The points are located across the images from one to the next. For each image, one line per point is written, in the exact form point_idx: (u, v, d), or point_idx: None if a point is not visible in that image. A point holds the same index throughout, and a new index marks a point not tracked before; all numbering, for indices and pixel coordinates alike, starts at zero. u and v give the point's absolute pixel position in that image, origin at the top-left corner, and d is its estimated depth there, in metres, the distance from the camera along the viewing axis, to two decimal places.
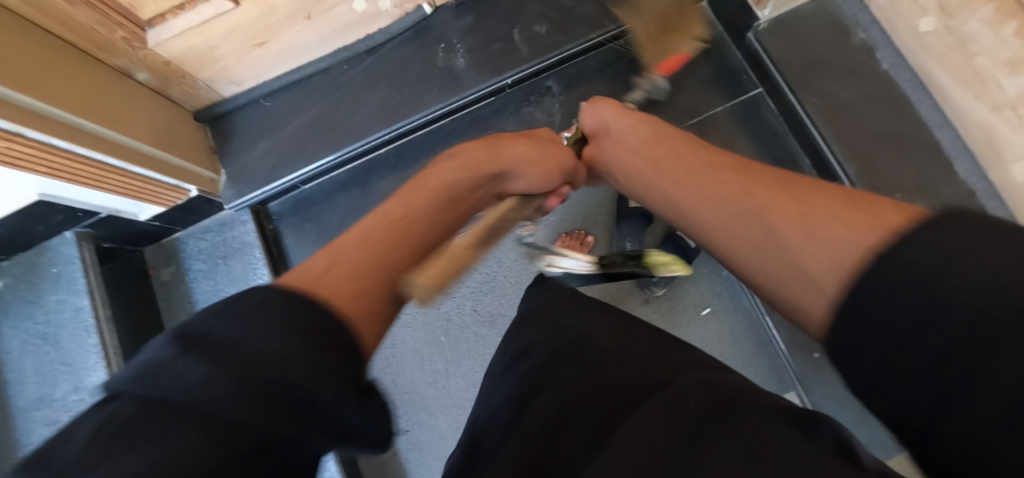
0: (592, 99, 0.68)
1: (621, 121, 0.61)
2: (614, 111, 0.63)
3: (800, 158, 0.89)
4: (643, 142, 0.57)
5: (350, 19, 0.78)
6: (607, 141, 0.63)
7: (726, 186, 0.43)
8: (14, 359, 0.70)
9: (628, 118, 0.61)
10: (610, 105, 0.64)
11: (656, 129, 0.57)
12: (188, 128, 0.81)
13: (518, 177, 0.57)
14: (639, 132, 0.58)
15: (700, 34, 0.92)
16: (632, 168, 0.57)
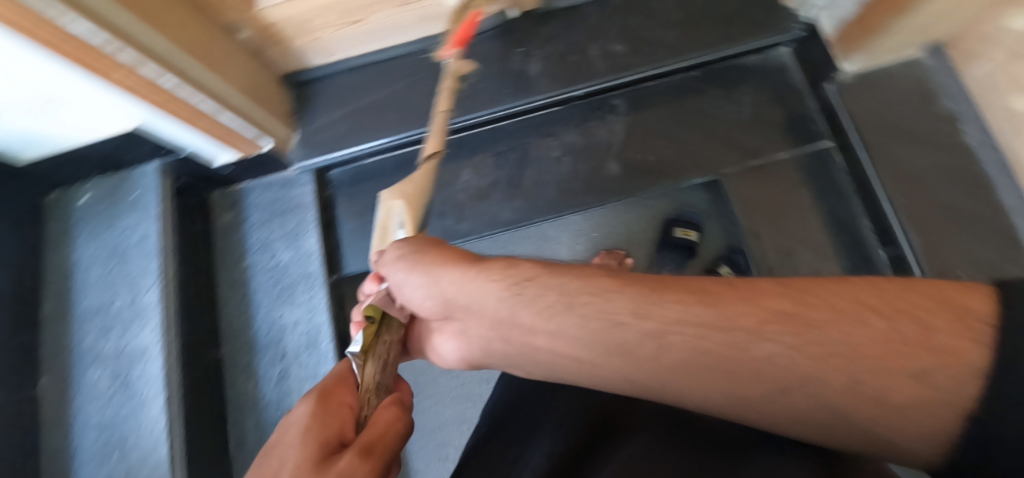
0: (414, 249, 0.48)
1: (461, 287, 0.42)
2: (452, 277, 0.42)
3: (859, 219, 0.87)
4: (530, 311, 0.38)
5: (441, 11, 0.83)
6: (469, 326, 0.42)
7: (700, 383, 0.31)
8: (85, 269, 0.76)
9: (445, 277, 0.43)
10: (444, 261, 0.44)
11: (496, 269, 0.41)
12: (273, 88, 0.87)
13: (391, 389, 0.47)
14: (486, 293, 0.40)
15: (776, 79, 0.92)
16: (503, 351, 0.41)
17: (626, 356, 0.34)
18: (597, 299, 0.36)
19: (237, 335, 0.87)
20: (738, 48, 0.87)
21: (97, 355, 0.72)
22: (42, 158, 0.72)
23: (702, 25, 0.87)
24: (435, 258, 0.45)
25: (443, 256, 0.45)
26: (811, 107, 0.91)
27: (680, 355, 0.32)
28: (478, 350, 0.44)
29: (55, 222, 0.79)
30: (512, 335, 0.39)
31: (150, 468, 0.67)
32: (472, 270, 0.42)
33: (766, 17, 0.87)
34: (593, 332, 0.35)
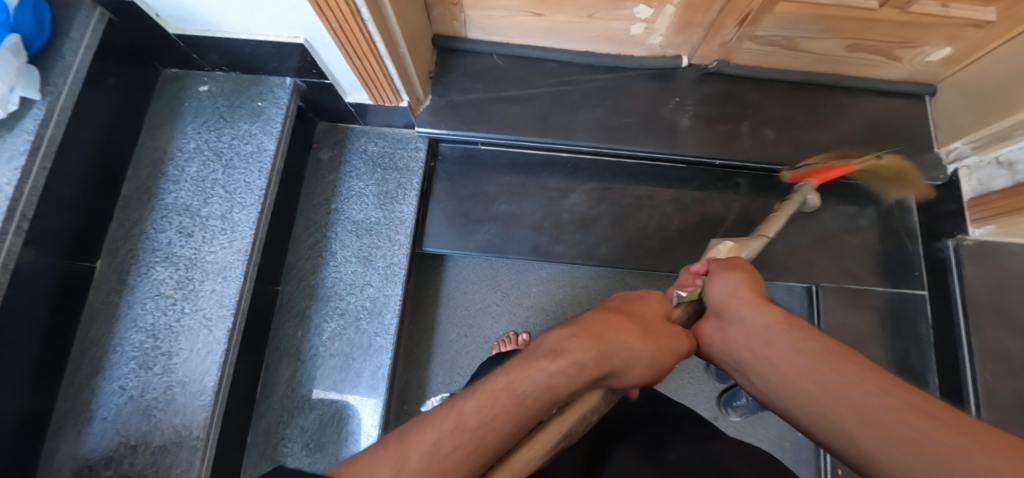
0: (727, 264, 0.47)
1: (741, 304, 0.41)
2: (744, 293, 0.42)
3: (930, 376, 0.88)
4: (776, 341, 0.36)
5: (619, 36, 0.82)
6: (735, 330, 0.40)
7: (830, 376, 0.31)
8: (182, 162, 0.71)
9: (739, 294, 0.42)
10: (743, 283, 0.44)
11: (781, 312, 0.38)
12: (426, 46, 0.83)
13: (627, 375, 0.36)
14: (762, 320, 0.38)
15: (892, 215, 0.94)
16: (744, 361, 0.39)
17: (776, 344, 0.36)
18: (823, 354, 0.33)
19: (301, 276, 0.83)
20: (876, 175, 0.88)
21: (167, 254, 0.67)
22: (187, 34, 0.66)
23: (850, 140, 0.88)
24: (746, 279, 0.44)
25: (757, 285, 0.44)
26: (918, 252, 0.93)
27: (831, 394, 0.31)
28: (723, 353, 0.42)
29: (163, 101, 0.74)
30: (752, 355, 0.38)
31: (191, 394, 0.61)
32: (758, 304, 0.41)
33: (913, 154, 0.88)
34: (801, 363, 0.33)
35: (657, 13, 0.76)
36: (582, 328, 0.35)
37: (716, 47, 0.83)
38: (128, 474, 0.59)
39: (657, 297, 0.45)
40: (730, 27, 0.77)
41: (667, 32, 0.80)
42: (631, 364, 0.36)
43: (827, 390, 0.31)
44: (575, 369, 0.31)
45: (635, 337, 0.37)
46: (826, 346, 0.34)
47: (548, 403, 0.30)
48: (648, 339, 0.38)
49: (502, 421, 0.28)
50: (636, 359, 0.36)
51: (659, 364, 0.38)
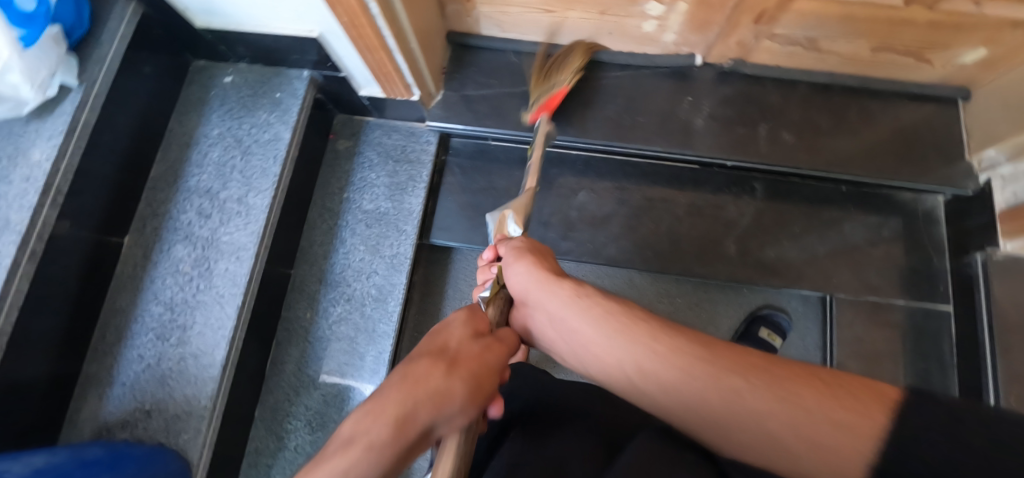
0: (517, 250, 0.56)
1: (546, 292, 0.48)
2: (537, 278, 0.50)
3: (951, 397, 0.84)
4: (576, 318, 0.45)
5: (633, 33, 0.82)
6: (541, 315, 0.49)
7: (654, 361, 0.37)
8: (206, 147, 0.75)
9: (536, 279, 0.50)
10: (532, 266, 0.52)
11: (571, 286, 0.47)
12: (441, 42, 0.85)
13: (445, 417, 0.35)
14: (562, 299, 0.47)
15: (919, 225, 0.89)
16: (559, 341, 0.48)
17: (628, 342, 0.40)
18: (625, 330, 0.40)
19: (313, 261, 0.86)
20: (902, 182, 0.84)
21: (187, 234, 0.71)
22: (213, 27, 0.70)
23: (876, 146, 0.84)
24: (533, 263, 0.52)
25: (545, 263, 0.53)
26: (946, 266, 0.88)
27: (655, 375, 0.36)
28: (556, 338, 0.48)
29: (193, 89, 0.79)
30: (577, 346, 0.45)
31: (201, 366, 0.65)
32: (554, 284, 0.49)
33: (943, 162, 0.84)
34: (614, 343, 0.40)
35: (671, 10, 0.75)
36: (383, 387, 0.33)
37: (733, 46, 0.81)
38: (142, 436, 0.63)
39: (463, 317, 0.44)
40: (746, 25, 0.75)
41: (681, 29, 0.79)
42: (443, 405, 0.34)
43: (651, 374, 0.37)
44: (377, 449, 0.29)
45: (449, 365, 0.37)
46: (647, 329, 0.39)
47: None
48: (464, 364, 0.38)
49: None
50: (448, 396, 0.34)
51: (476, 390, 0.37)
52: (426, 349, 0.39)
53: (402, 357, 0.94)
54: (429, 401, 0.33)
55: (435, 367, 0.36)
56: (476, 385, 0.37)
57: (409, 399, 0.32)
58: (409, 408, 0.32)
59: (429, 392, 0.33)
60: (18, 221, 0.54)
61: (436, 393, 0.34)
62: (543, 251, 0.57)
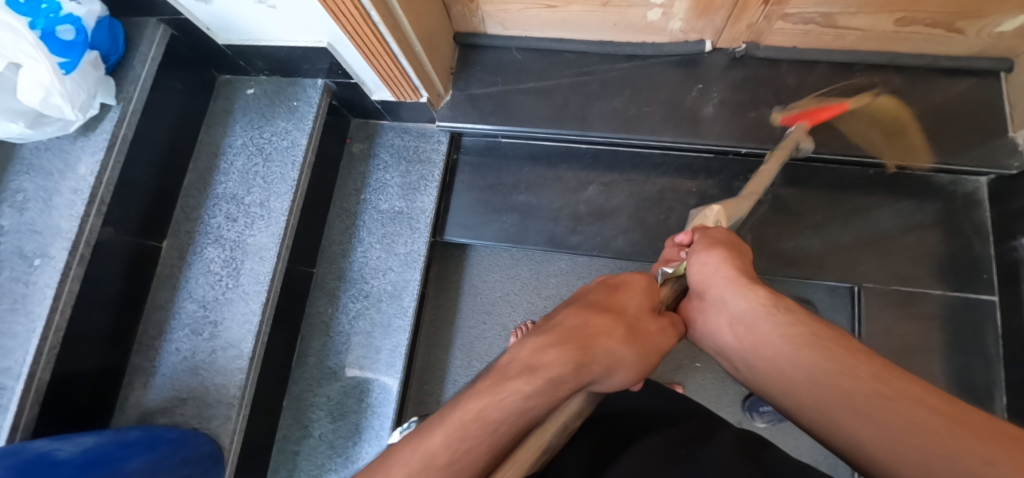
0: (713, 241, 0.49)
1: (728, 292, 0.43)
2: (728, 275, 0.44)
3: (995, 391, 0.78)
4: (762, 326, 0.38)
5: (636, 23, 0.81)
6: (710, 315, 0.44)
7: (822, 371, 0.32)
8: (231, 155, 0.81)
9: (723, 274, 0.44)
10: (727, 261, 0.45)
11: (765, 293, 0.41)
12: (446, 43, 0.87)
13: (609, 378, 0.37)
14: (747, 304, 0.41)
15: (957, 209, 0.83)
16: (727, 345, 0.42)
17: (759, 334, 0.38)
18: (819, 352, 0.33)
19: (333, 259, 0.91)
20: (935, 163, 0.79)
21: (216, 237, 0.77)
22: (233, 44, 0.75)
23: (906, 126, 0.79)
24: (727, 256, 0.45)
25: (745, 263, 0.46)
26: (988, 252, 0.82)
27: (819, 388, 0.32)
28: (719, 342, 0.43)
29: (219, 102, 0.84)
30: (746, 352, 0.39)
31: (230, 358, 0.70)
32: (745, 287, 0.42)
33: (982, 140, 0.78)
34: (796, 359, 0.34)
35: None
36: (564, 334, 0.36)
37: (742, 29, 0.78)
38: (179, 421, 0.69)
39: (641, 278, 0.47)
40: (754, 7, 0.72)
41: (686, 16, 0.77)
42: (615, 365, 0.37)
43: (816, 383, 0.32)
44: (554, 386, 0.32)
45: (623, 337, 0.38)
46: (848, 352, 0.32)
47: (529, 416, 0.31)
48: (637, 340, 0.39)
49: (477, 451, 0.28)
50: (620, 360, 0.37)
51: (642, 362, 0.39)
52: (606, 307, 0.41)
53: (420, 351, 0.97)
54: (592, 364, 0.35)
55: (610, 332, 0.38)
56: (638, 358, 0.39)
57: (584, 356, 0.35)
58: (576, 368, 0.34)
59: (594, 354, 0.36)
60: (69, 228, 0.61)
61: (603, 359, 0.36)
62: (736, 246, 0.49)
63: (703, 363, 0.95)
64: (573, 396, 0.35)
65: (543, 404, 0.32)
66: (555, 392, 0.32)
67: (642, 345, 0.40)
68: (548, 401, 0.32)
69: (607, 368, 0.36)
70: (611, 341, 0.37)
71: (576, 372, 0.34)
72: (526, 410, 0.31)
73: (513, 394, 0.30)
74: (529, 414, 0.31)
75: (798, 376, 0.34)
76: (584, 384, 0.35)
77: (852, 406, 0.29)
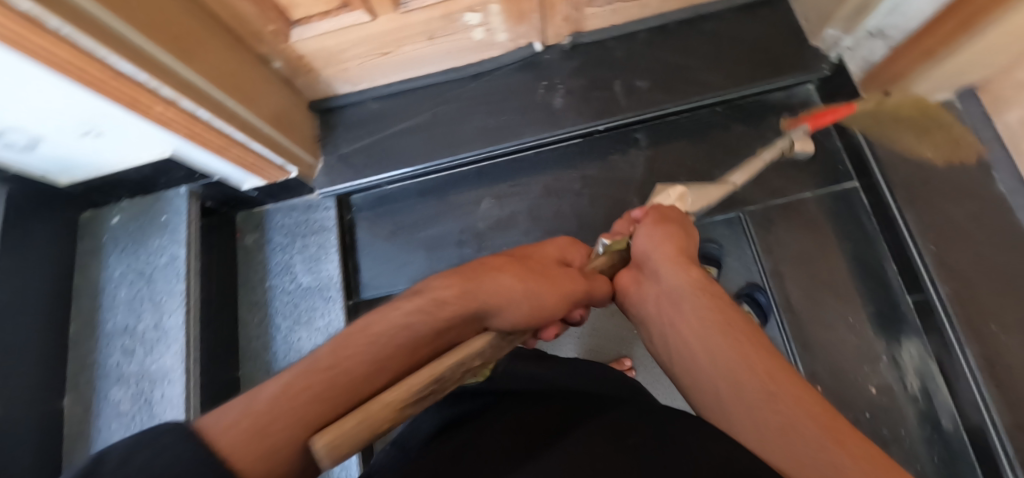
0: (659, 217, 0.55)
1: (662, 263, 0.49)
2: (667, 253, 0.49)
3: (885, 263, 0.87)
4: (684, 300, 0.45)
5: (468, 45, 0.86)
6: (644, 284, 0.51)
7: (738, 358, 0.38)
8: (112, 288, 0.79)
9: (664, 248, 0.50)
10: (671, 239, 0.51)
11: (699, 276, 0.47)
12: (302, 115, 0.89)
13: (502, 314, 0.44)
14: (678, 282, 0.47)
15: (801, 118, 0.92)
16: (650, 308, 0.49)
17: (744, 368, 0.38)
18: (729, 333, 0.41)
19: (255, 356, 0.88)
20: (763, 86, 0.87)
21: (119, 375, 0.74)
22: (79, 180, 0.76)
23: (730, 63, 0.87)
24: (671, 234, 0.51)
25: (685, 242, 0.51)
26: (839, 147, 0.92)
27: (732, 367, 0.38)
28: (641, 301, 0.50)
29: (87, 241, 0.82)
30: (667, 315, 0.46)
31: None
32: (683, 264, 0.48)
33: (793, 54, 0.87)
34: (711, 333, 0.41)
35: (487, 14, 0.79)
36: (458, 276, 0.44)
37: (561, 22, 0.85)
38: None
39: (572, 245, 0.57)
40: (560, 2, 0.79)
41: (506, 26, 0.83)
42: (501, 296, 0.44)
43: (729, 360, 0.39)
44: (432, 306, 0.40)
45: (517, 270, 0.47)
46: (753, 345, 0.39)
47: (411, 340, 0.38)
48: (535, 272, 0.48)
49: (356, 356, 0.35)
50: (506, 291, 0.44)
51: (544, 292, 0.47)
52: (517, 254, 0.51)
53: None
54: (477, 297, 0.43)
55: (505, 266, 0.47)
56: (539, 290, 0.46)
57: (470, 288, 0.43)
58: (462, 299, 0.42)
59: (473, 289, 0.43)
60: None
61: (485, 294, 0.43)
62: (684, 224, 0.55)
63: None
64: (463, 328, 0.42)
65: (426, 332, 0.39)
66: (439, 316, 0.40)
67: (549, 274, 0.49)
68: (430, 324, 0.39)
69: (494, 307, 0.44)
70: (505, 272, 0.46)
71: (461, 301, 0.42)
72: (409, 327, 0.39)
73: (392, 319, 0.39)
74: (417, 334, 0.39)
75: (712, 356, 0.40)
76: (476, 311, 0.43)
77: (749, 388, 0.36)
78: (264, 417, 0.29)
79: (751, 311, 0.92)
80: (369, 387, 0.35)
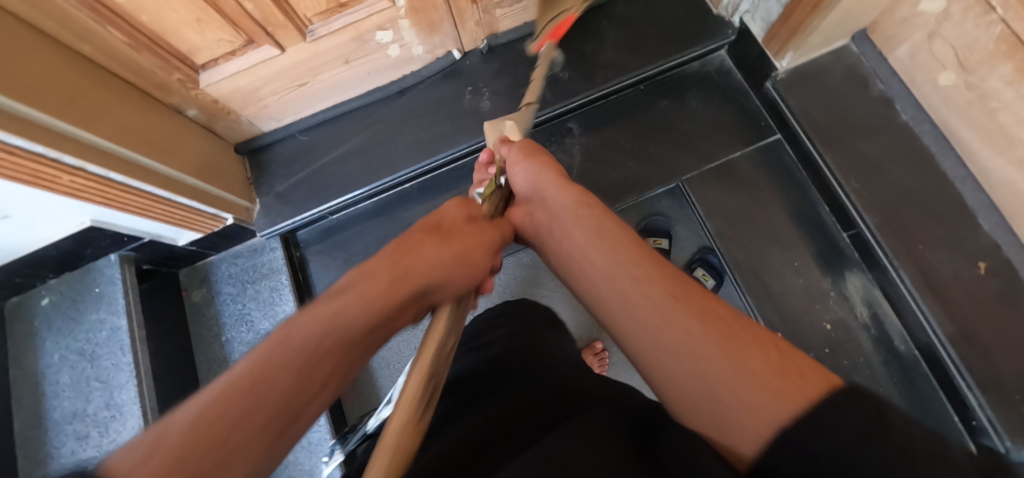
0: (527, 148, 0.59)
1: (552, 193, 0.53)
2: (552, 180, 0.54)
3: (818, 206, 0.93)
4: (580, 226, 0.49)
5: (386, 63, 0.86)
6: (538, 213, 0.55)
7: (636, 269, 0.40)
8: (53, 374, 0.74)
9: (548, 178, 0.55)
10: (548, 168, 0.56)
11: (582, 200, 0.51)
12: (229, 160, 0.87)
13: (446, 289, 0.46)
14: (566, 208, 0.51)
15: (718, 82, 0.96)
16: (551, 239, 0.51)
17: (625, 268, 0.41)
18: (625, 252, 0.43)
19: None
20: (676, 59, 0.91)
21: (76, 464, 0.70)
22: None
23: (643, 42, 0.91)
24: (546, 165, 0.56)
25: (554, 164, 0.57)
26: (755, 103, 0.95)
27: (631, 282, 0.39)
28: (538, 231, 0.54)
29: (16, 330, 0.77)
30: (567, 242, 0.49)
31: None
32: (564, 187, 0.54)
33: (699, 24, 0.92)
34: (609, 251, 0.44)
35: (398, 30, 0.80)
36: (388, 259, 0.43)
37: (474, 27, 0.87)
38: None
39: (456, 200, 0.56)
40: (468, 8, 0.81)
41: (421, 39, 0.84)
42: (437, 273, 0.45)
43: (624, 274, 0.41)
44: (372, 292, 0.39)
45: (444, 245, 0.47)
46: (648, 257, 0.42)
47: (357, 327, 0.36)
48: (459, 242, 0.49)
49: (292, 352, 0.32)
50: (441, 265, 0.45)
51: (472, 262, 0.49)
52: (434, 226, 0.49)
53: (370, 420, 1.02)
54: (416, 273, 0.43)
55: (434, 245, 0.46)
56: (473, 259, 0.49)
57: (408, 265, 0.43)
58: (402, 280, 0.42)
59: (408, 267, 0.43)
60: None
61: (428, 274, 0.44)
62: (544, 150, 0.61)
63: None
64: (410, 307, 0.43)
65: (371, 316, 0.38)
66: (385, 291, 0.40)
67: (472, 237, 0.51)
68: (378, 302, 0.39)
69: (440, 281, 0.45)
70: (439, 247, 0.46)
71: (405, 280, 0.42)
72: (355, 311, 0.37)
73: (332, 308, 0.36)
74: (373, 317, 0.38)
75: (610, 270, 0.42)
76: (422, 290, 0.43)
77: (644, 293, 0.38)
78: (184, 447, 0.24)
79: (705, 274, 0.96)
80: (312, 388, 0.32)
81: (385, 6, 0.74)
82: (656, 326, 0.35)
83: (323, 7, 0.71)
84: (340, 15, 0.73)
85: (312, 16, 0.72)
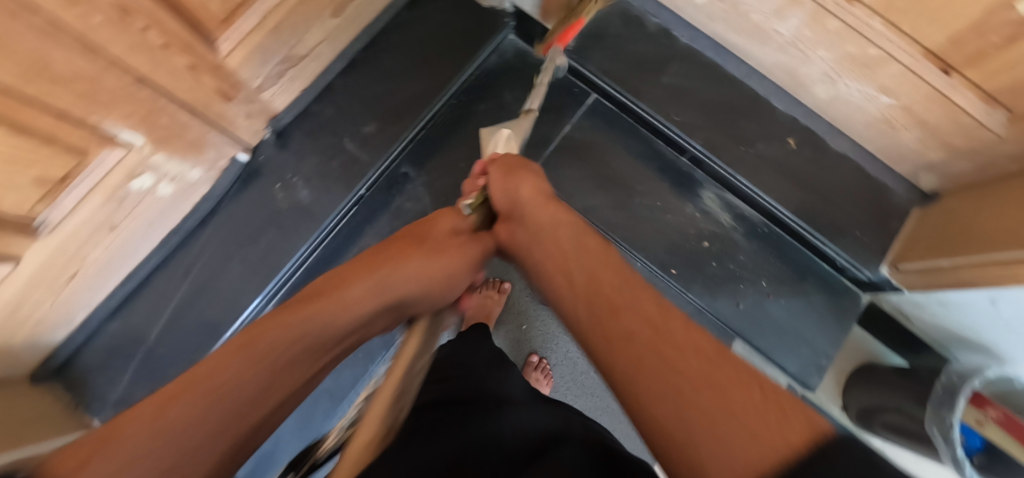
0: (507, 165, 0.58)
1: (517, 200, 0.55)
2: (534, 197, 0.54)
3: (654, 142, 0.98)
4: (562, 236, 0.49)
5: (166, 203, 0.72)
6: (519, 231, 0.54)
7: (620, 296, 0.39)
8: None
9: (525, 184, 0.55)
10: (528, 184, 0.55)
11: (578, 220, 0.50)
12: (30, 396, 0.69)
13: (375, 322, 0.52)
14: (542, 220, 0.51)
15: (521, 66, 0.95)
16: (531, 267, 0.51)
17: (604, 296, 0.40)
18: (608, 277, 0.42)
19: None
20: (472, 66, 0.90)
21: None
22: None
23: (434, 63, 0.87)
24: (535, 182, 0.56)
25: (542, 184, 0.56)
26: (562, 72, 0.96)
27: (618, 315, 0.38)
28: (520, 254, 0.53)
29: None
30: (544, 260, 0.49)
31: None
32: (538, 199, 0.54)
33: (475, 21, 0.90)
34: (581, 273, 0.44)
35: (156, 169, 0.65)
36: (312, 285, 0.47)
37: (246, 121, 0.76)
38: None
39: (447, 212, 0.59)
40: (224, 107, 0.70)
41: (193, 162, 0.71)
42: (359, 306, 0.48)
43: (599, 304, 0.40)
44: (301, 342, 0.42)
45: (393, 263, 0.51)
46: (629, 285, 0.41)
47: (260, 382, 0.38)
48: (433, 253, 0.54)
49: (246, 393, 0.37)
50: (365, 298, 0.48)
51: (445, 267, 0.55)
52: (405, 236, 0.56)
53: None
54: (327, 314, 0.45)
55: (364, 266, 0.50)
56: (447, 269, 0.55)
57: (328, 305, 0.45)
58: (323, 310, 0.45)
59: (322, 310, 0.45)
60: None
61: (340, 311, 0.46)
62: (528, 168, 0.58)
63: (529, 321, 1.01)
64: (327, 349, 0.47)
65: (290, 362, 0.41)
66: (299, 342, 0.42)
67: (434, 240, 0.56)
68: (287, 353, 0.41)
69: (359, 319, 0.49)
70: (365, 268, 0.50)
71: (325, 311, 0.45)
72: (287, 353, 0.41)
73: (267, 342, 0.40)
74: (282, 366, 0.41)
75: (584, 288, 0.42)
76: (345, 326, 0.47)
77: (626, 327, 0.36)
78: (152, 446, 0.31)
79: None
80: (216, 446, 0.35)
81: (121, 153, 0.57)
82: (636, 365, 0.33)
83: (37, 194, 0.50)
84: (69, 189, 0.54)
85: (30, 208, 0.51)
